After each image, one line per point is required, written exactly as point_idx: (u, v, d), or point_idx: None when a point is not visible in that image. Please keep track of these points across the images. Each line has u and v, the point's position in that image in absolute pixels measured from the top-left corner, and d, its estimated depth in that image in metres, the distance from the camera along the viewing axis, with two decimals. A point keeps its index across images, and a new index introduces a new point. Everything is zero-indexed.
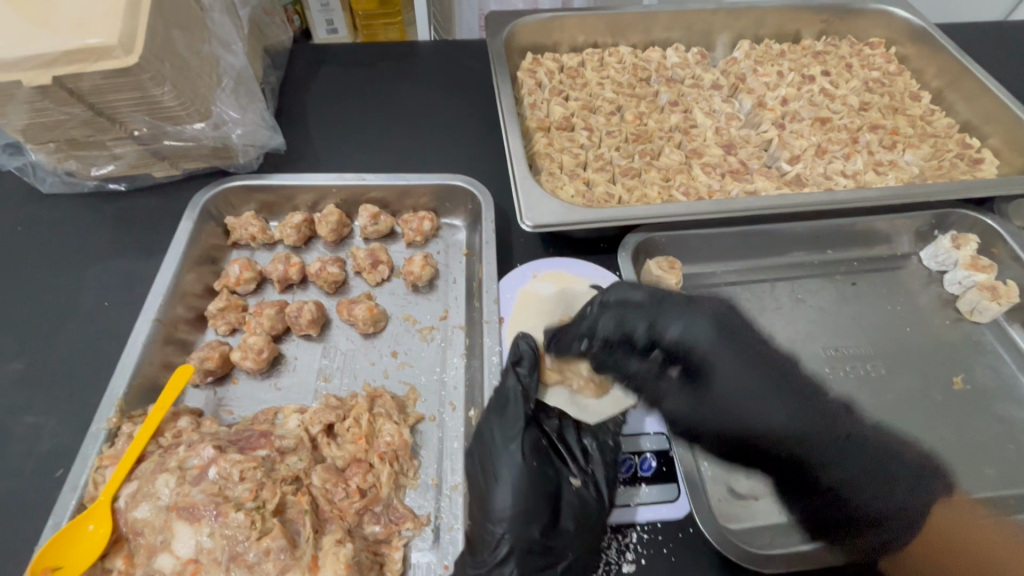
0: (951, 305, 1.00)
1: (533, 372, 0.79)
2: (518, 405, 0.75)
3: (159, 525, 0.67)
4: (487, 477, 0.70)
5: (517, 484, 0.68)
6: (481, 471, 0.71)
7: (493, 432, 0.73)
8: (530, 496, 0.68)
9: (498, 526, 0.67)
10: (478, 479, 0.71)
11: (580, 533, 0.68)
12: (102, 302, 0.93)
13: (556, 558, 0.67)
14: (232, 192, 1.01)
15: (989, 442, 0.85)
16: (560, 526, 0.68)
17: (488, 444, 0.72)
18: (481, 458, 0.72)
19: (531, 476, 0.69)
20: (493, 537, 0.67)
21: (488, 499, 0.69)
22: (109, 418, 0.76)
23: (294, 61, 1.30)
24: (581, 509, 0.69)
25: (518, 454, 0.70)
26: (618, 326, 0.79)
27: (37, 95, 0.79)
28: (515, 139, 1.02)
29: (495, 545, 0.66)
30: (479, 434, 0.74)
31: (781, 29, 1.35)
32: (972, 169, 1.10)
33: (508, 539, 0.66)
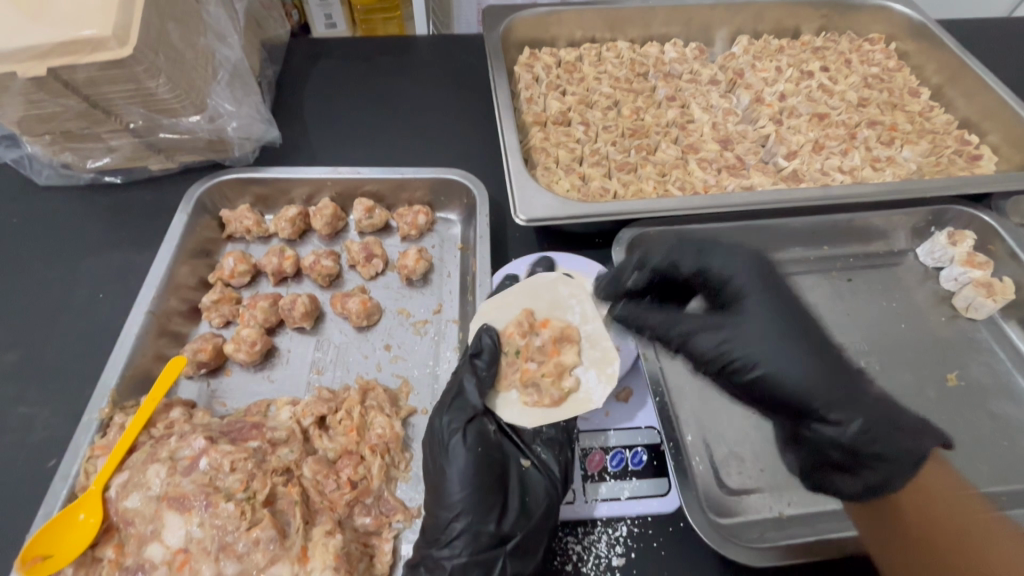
0: (947, 302, 1.00)
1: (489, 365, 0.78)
2: (461, 394, 0.75)
3: (149, 515, 0.67)
4: (435, 462, 0.71)
5: (462, 471, 0.68)
6: (431, 457, 0.72)
7: (441, 421, 0.72)
8: (476, 481, 0.67)
9: (445, 509, 0.67)
10: (430, 464, 0.71)
11: (525, 517, 0.67)
12: (96, 294, 0.93)
13: (503, 540, 0.66)
14: (226, 185, 1.01)
15: (984, 439, 0.85)
16: (502, 509, 0.67)
17: (436, 431, 0.72)
18: (432, 444, 0.72)
19: (477, 462, 0.69)
20: (445, 520, 0.67)
21: (438, 483, 0.69)
22: (102, 409, 0.76)
23: (291, 56, 1.30)
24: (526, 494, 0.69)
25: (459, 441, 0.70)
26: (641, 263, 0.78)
27: (31, 87, 0.79)
28: (510, 133, 1.01)
29: (443, 526, 0.67)
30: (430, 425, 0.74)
31: (780, 25, 1.34)
32: (971, 165, 1.10)
33: (453, 521, 0.66)
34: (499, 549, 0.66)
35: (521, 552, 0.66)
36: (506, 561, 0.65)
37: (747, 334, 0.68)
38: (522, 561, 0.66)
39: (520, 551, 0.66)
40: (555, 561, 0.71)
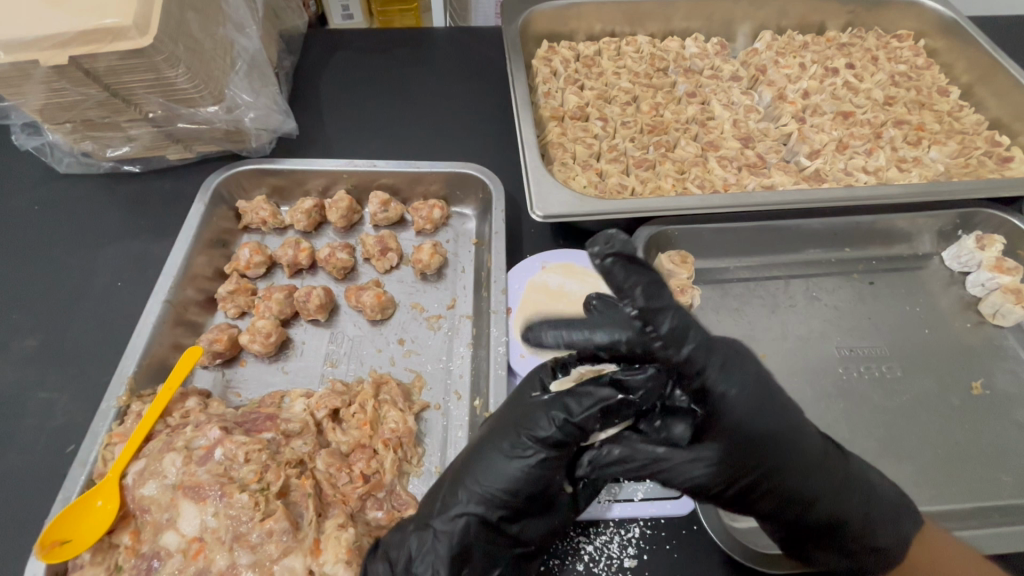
0: (973, 308, 0.98)
1: (580, 419, 0.62)
2: (546, 409, 0.64)
3: (165, 503, 0.67)
4: (484, 452, 0.66)
5: (512, 481, 0.64)
6: (481, 443, 0.67)
7: (500, 449, 0.65)
8: (523, 496, 0.64)
9: (471, 499, 0.64)
10: (474, 446, 0.68)
11: (548, 533, 0.66)
12: (115, 282, 0.94)
13: (518, 545, 0.66)
14: (244, 175, 1.01)
15: (1008, 449, 0.83)
16: (533, 519, 0.66)
17: (505, 422, 0.67)
18: (494, 435, 0.66)
19: (528, 479, 0.64)
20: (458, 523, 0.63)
21: (476, 463, 0.66)
22: (120, 396, 0.77)
23: (309, 48, 1.29)
24: (553, 515, 0.67)
25: (521, 455, 0.64)
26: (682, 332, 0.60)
27: (53, 75, 0.80)
28: (528, 127, 1.00)
29: (456, 515, 0.64)
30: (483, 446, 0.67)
31: (805, 20, 1.32)
32: (1001, 167, 1.06)
33: (478, 514, 0.64)
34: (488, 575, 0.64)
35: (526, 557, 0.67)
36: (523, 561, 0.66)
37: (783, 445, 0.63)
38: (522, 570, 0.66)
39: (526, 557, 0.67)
40: (566, 560, 0.70)
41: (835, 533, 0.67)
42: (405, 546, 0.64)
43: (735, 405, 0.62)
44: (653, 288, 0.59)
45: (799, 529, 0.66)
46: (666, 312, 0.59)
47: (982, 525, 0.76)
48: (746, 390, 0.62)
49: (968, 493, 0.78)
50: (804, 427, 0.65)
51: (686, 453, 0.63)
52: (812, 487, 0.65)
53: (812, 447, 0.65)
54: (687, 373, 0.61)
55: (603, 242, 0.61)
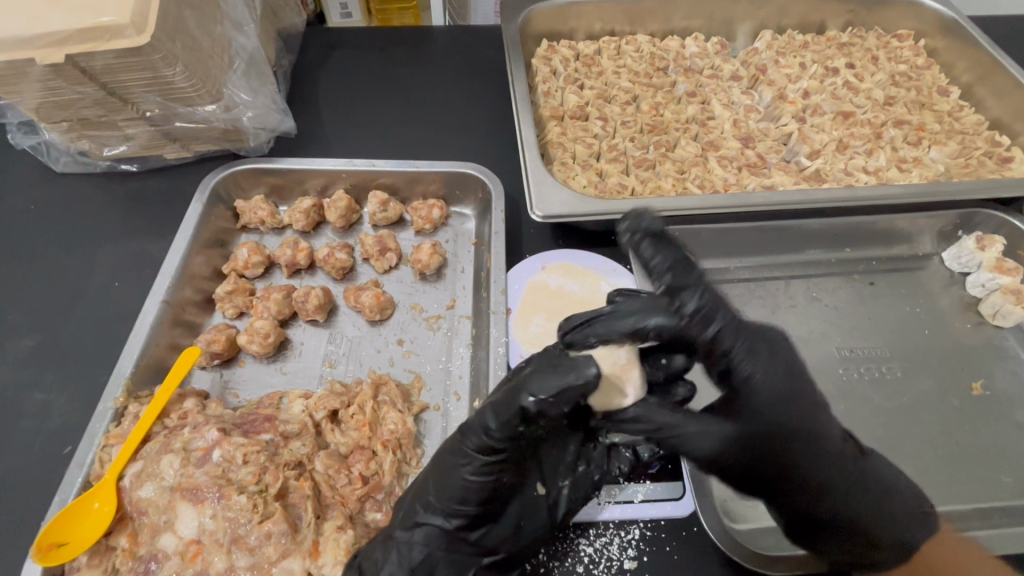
0: (973, 308, 0.98)
1: (543, 405, 0.59)
2: (483, 418, 0.63)
3: (162, 505, 0.67)
4: (443, 463, 0.67)
5: (461, 492, 0.64)
6: (441, 455, 0.68)
7: (453, 458, 0.66)
8: (473, 505, 0.65)
9: (430, 509, 0.66)
10: (437, 456, 0.68)
11: (517, 539, 0.68)
12: (113, 282, 0.94)
13: (484, 554, 0.67)
14: (242, 174, 1.00)
15: (1008, 451, 0.82)
16: (493, 527, 0.67)
17: (456, 435, 0.67)
18: (448, 447, 0.67)
19: (475, 487, 0.64)
20: (425, 533, 0.65)
21: (433, 473, 0.67)
22: (117, 397, 0.76)
23: (308, 46, 1.29)
24: (520, 519, 0.68)
25: (467, 463, 0.64)
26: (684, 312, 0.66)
27: (50, 73, 0.79)
28: (528, 126, 1.00)
29: (415, 523, 0.66)
30: (443, 454, 0.67)
31: (805, 19, 1.32)
32: (1001, 167, 1.06)
33: (435, 524, 0.66)
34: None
35: (501, 564, 0.68)
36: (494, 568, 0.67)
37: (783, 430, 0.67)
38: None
39: (499, 566, 0.68)
40: (566, 562, 0.70)
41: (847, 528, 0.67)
42: (375, 557, 0.64)
43: (760, 386, 0.68)
44: (681, 269, 0.69)
45: (810, 520, 0.68)
46: (694, 290, 0.67)
47: (982, 527, 0.76)
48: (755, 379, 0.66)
49: (969, 495, 0.78)
50: (831, 430, 0.68)
51: (700, 427, 0.65)
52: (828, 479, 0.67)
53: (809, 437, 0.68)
54: (712, 352, 0.68)
55: (605, 244, 0.70)
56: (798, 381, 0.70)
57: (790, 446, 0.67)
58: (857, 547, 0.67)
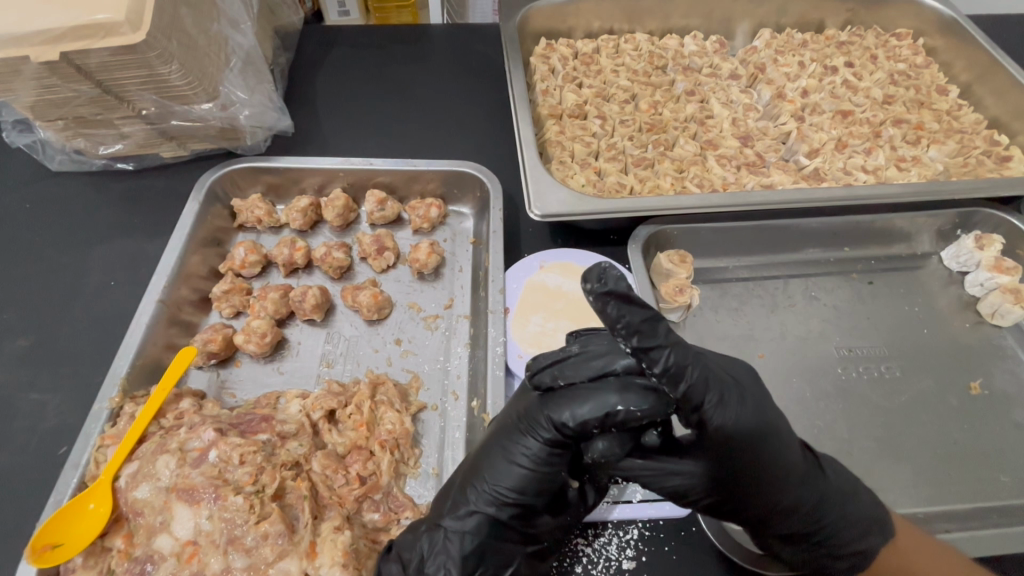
0: (972, 307, 0.98)
1: (580, 424, 0.59)
2: (546, 411, 0.62)
3: (158, 506, 0.67)
4: (497, 451, 0.66)
5: (520, 480, 0.64)
6: (493, 441, 0.67)
7: (508, 446, 0.65)
8: (530, 494, 0.64)
9: (480, 498, 0.64)
10: (482, 445, 0.68)
11: (561, 529, 0.66)
12: (108, 282, 0.93)
13: (530, 542, 0.65)
14: (239, 173, 1.00)
15: (1006, 450, 0.82)
16: (541, 515, 0.66)
17: (516, 419, 0.66)
18: (503, 434, 0.66)
19: (536, 475, 0.64)
20: (471, 522, 0.64)
21: (483, 464, 0.66)
22: (113, 397, 0.76)
23: (305, 45, 1.28)
24: (566, 510, 0.67)
25: (528, 453, 0.64)
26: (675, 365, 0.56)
27: (44, 71, 0.79)
28: (526, 125, 0.99)
29: (465, 514, 0.64)
30: (492, 443, 0.67)
31: (804, 18, 1.32)
32: (1000, 166, 1.06)
33: (485, 513, 0.64)
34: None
35: (538, 554, 0.66)
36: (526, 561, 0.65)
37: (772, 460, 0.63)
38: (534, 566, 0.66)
39: (538, 555, 0.66)
40: (564, 562, 0.69)
41: (806, 537, 0.67)
42: (416, 548, 0.63)
43: (730, 434, 0.60)
44: (650, 323, 0.53)
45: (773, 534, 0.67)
46: (663, 349, 0.54)
47: (981, 526, 0.76)
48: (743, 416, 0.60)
49: (967, 494, 0.78)
50: (792, 449, 0.64)
51: (665, 466, 0.63)
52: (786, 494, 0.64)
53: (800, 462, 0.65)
54: (683, 407, 0.58)
55: (597, 277, 0.52)
56: (766, 414, 0.63)
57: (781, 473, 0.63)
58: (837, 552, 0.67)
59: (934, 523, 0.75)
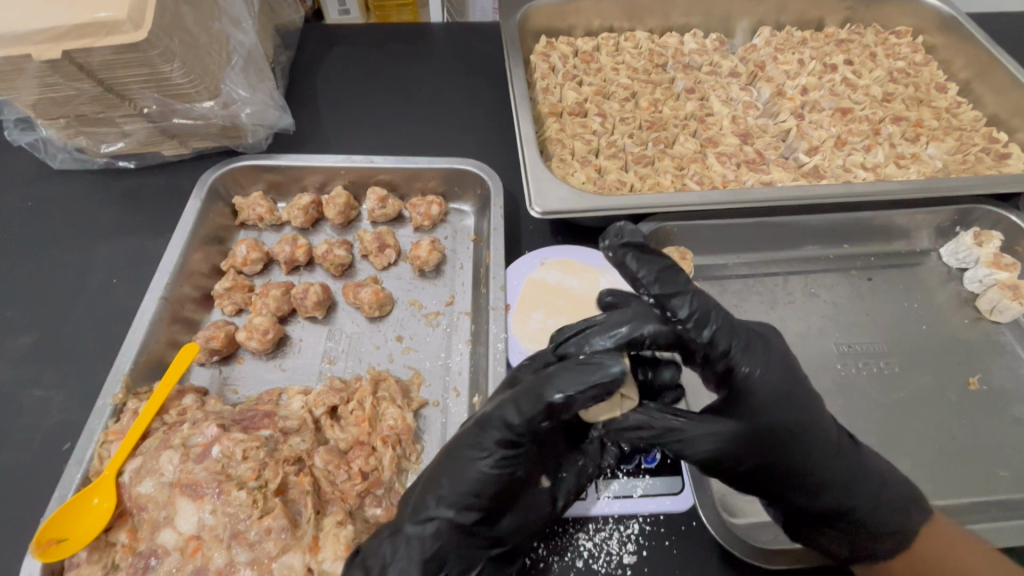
0: (970, 304, 0.98)
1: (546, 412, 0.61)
2: (501, 411, 0.64)
3: (162, 501, 0.67)
4: (455, 455, 0.67)
5: (477, 483, 0.65)
6: (453, 448, 0.68)
7: (466, 451, 0.66)
8: (488, 497, 0.65)
9: (440, 504, 0.65)
10: (444, 451, 0.69)
11: (524, 532, 0.67)
12: (110, 279, 0.93)
13: (495, 545, 0.66)
14: (240, 171, 1.00)
15: (1005, 445, 0.83)
16: (503, 518, 0.67)
17: (472, 427, 0.67)
18: (461, 440, 0.67)
19: (493, 478, 0.65)
20: (430, 527, 0.64)
21: (443, 470, 0.67)
22: (116, 394, 0.76)
23: (306, 43, 1.29)
24: (532, 512, 0.68)
25: (484, 456, 0.65)
26: (702, 313, 0.63)
27: (47, 69, 0.79)
28: (526, 122, 1.00)
29: (425, 519, 0.65)
30: (452, 448, 0.67)
31: (803, 16, 1.32)
32: (999, 163, 1.06)
33: (445, 518, 0.65)
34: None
35: (504, 556, 0.67)
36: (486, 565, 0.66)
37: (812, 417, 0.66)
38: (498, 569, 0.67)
39: (504, 558, 0.67)
40: (566, 557, 0.70)
41: (844, 516, 0.68)
42: (380, 552, 0.63)
43: (761, 384, 0.64)
44: (667, 274, 0.63)
45: (806, 514, 0.68)
46: (684, 296, 0.63)
47: (980, 520, 0.76)
48: (772, 370, 0.65)
49: (965, 489, 0.78)
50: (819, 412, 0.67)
51: (705, 427, 0.63)
52: (815, 468, 0.66)
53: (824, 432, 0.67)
54: (711, 355, 0.64)
55: (615, 235, 0.65)
56: (795, 374, 0.67)
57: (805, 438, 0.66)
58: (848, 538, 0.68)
59: None
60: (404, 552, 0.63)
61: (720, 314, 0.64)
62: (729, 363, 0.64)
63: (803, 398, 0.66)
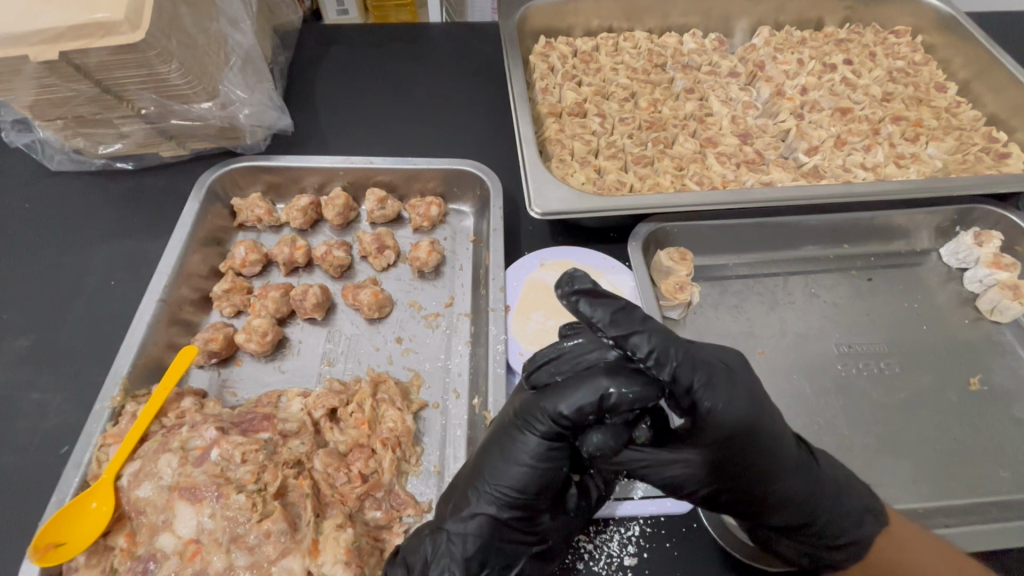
0: (971, 304, 0.98)
1: (574, 415, 0.60)
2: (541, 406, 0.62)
3: (161, 504, 0.67)
4: (496, 450, 0.66)
5: (519, 479, 0.64)
6: (494, 444, 0.67)
7: (506, 442, 0.65)
8: (528, 492, 0.64)
9: (482, 500, 0.65)
10: (487, 442, 0.68)
11: (562, 528, 0.67)
12: (108, 282, 0.93)
13: (535, 542, 0.66)
14: (238, 172, 1.00)
15: (1005, 445, 0.83)
16: (544, 514, 0.66)
17: (512, 419, 0.66)
18: (502, 431, 0.67)
19: (533, 472, 0.64)
20: (469, 522, 0.64)
21: (483, 463, 0.66)
22: (114, 397, 0.76)
23: (304, 43, 1.28)
24: (567, 508, 0.68)
25: (523, 449, 0.64)
26: (658, 351, 0.58)
27: (44, 71, 0.79)
28: (525, 123, 1.00)
29: (468, 515, 0.64)
30: (492, 440, 0.67)
31: (803, 16, 1.32)
32: (999, 163, 1.06)
33: (487, 513, 0.64)
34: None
35: (543, 554, 0.67)
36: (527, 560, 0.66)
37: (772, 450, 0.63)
38: (537, 565, 0.66)
39: (543, 555, 0.67)
40: (567, 559, 0.70)
41: (805, 530, 0.67)
42: (421, 550, 0.64)
43: (722, 420, 0.60)
44: (621, 314, 0.57)
45: (771, 528, 0.67)
46: (642, 334, 0.58)
47: (980, 521, 0.76)
48: (734, 404, 0.60)
49: (966, 490, 0.78)
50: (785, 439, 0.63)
51: (665, 455, 0.64)
52: (784, 487, 0.64)
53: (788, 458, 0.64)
54: (675, 391, 0.59)
55: (568, 281, 0.59)
56: (759, 401, 0.61)
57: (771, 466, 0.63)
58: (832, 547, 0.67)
59: (933, 518, 0.76)
60: (446, 553, 0.62)
61: (677, 352, 0.58)
62: (692, 402, 0.59)
63: (771, 428, 0.62)
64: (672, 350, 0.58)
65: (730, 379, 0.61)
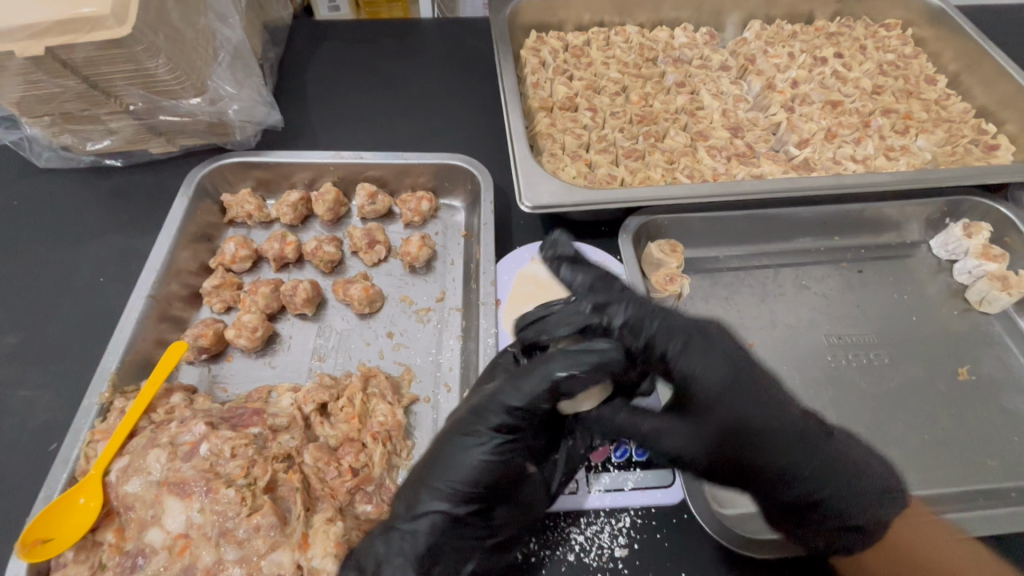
0: (960, 295, 0.98)
1: (529, 401, 0.63)
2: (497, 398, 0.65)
3: (149, 500, 0.66)
4: (445, 446, 0.66)
5: (473, 473, 0.64)
6: (444, 441, 0.67)
7: (463, 437, 0.66)
8: (482, 486, 0.65)
9: (435, 497, 0.64)
10: (437, 442, 0.68)
11: (515, 521, 0.67)
12: (97, 279, 0.93)
13: (489, 537, 0.66)
14: (227, 168, 0.99)
15: (994, 435, 0.83)
16: (499, 506, 0.66)
17: (466, 415, 0.67)
18: (454, 430, 0.67)
19: (489, 467, 0.65)
20: (423, 522, 0.64)
21: (435, 463, 0.66)
22: (103, 393, 0.75)
23: (294, 39, 1.27)
24: (519, 504, 0.67)
25: (478, 444, 0.65)
26: (632, 319, 0.66)
27: (30, 66, 0.78)
28: (516, 117, 0.99)
29: (419, 514, 0.64)
30: (445, 439, 0.67)
31: (794, 9, 1.32)
32: (987, 155, 1.07)
33: (440, 512, 0.64)
34: (459, 573, 0.64)
35: (501, 547, 0.67)
36: (484, 557, 0.65)
37: (766, 415, 0.67)
38: (495, 560, 0.66)
39: (501, 549, 0.67)
40: (557, 551, 0.70)
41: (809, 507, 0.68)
42: (373, 550, 0.63)
43: (700, 382, 0.67)
44: (600, 283, 0.68)
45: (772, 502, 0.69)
46: (616, 304, 0.66)
47: (968, 509, 0.77)
48: (712, 368, 0.67)
49: (954, 479, 0.79)
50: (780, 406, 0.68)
51: (656, 425, 0.68)
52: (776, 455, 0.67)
53: (784, 427, 0.67)
54: (649, 357, 0.67)
55: (551, 248, 0.71)
56: (739, 371, 0.68)
57: (763, 439, 0.67)
58: (830, 530, 0.68)
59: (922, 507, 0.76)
60: (397, 548, 0.63)
61: (656, 317, 0.66)
62: (669, 364, 0.67)
63: (762, 395, 0.68)
64: (643, 314, 0.66)
65: (707, 347, 0.67)
